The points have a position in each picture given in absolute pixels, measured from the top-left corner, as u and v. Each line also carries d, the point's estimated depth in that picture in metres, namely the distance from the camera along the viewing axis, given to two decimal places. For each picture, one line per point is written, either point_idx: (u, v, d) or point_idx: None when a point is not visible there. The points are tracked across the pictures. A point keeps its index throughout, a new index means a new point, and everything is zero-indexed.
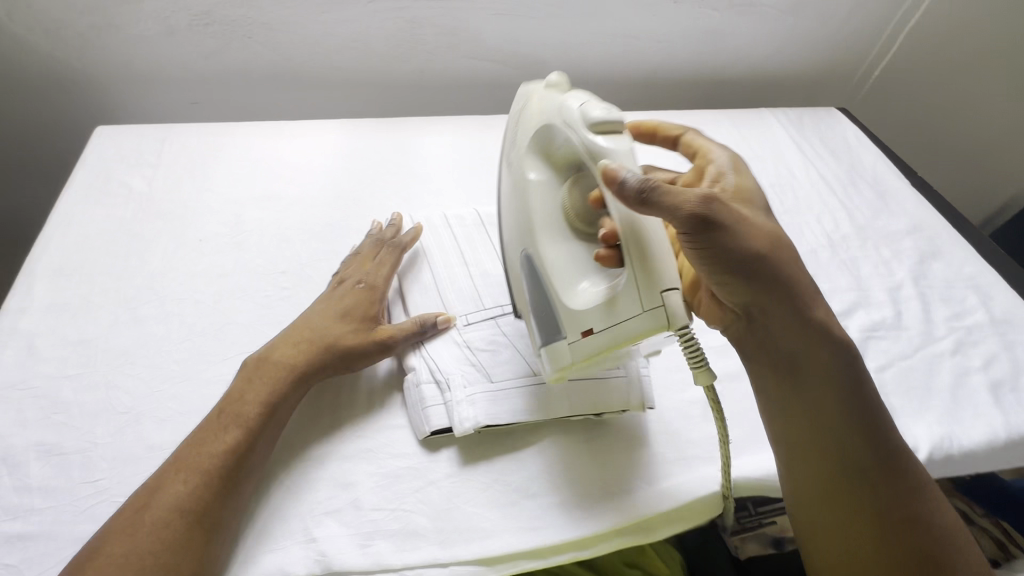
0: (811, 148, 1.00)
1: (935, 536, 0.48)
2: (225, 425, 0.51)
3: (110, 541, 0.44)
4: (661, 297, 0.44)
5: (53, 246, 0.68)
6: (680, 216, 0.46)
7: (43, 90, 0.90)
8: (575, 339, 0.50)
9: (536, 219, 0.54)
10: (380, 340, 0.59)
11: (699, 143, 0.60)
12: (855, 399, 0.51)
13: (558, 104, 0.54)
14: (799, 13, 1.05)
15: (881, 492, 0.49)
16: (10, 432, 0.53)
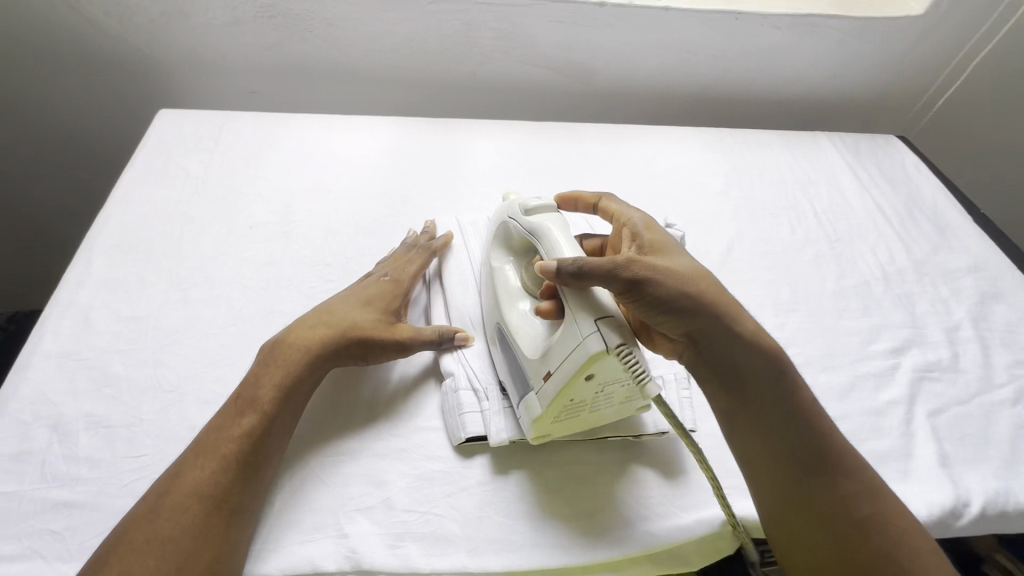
0: (868, 175, 0.97)
1: (893, 539, 0.44)
2: (241, 410, 0.50)
3: (134, 525, 0.43)
4: (593, 324, 0.47)
5: (112, 223, 0.70)
6: (610, 277, 0.48)
7: (111, 72, 0.93)
8: (539, 385, 0.51)
9: (501, 296, 0.59)
10: (399, 338, 0.58)
11: (612, 210, 0.60)
12: (807, 429, 0.49)
13: (503, 208, 0.63)
14: (864, 36, 1.02)
15: (853, 530, 0.45)
16: (63, 400, 0.54)
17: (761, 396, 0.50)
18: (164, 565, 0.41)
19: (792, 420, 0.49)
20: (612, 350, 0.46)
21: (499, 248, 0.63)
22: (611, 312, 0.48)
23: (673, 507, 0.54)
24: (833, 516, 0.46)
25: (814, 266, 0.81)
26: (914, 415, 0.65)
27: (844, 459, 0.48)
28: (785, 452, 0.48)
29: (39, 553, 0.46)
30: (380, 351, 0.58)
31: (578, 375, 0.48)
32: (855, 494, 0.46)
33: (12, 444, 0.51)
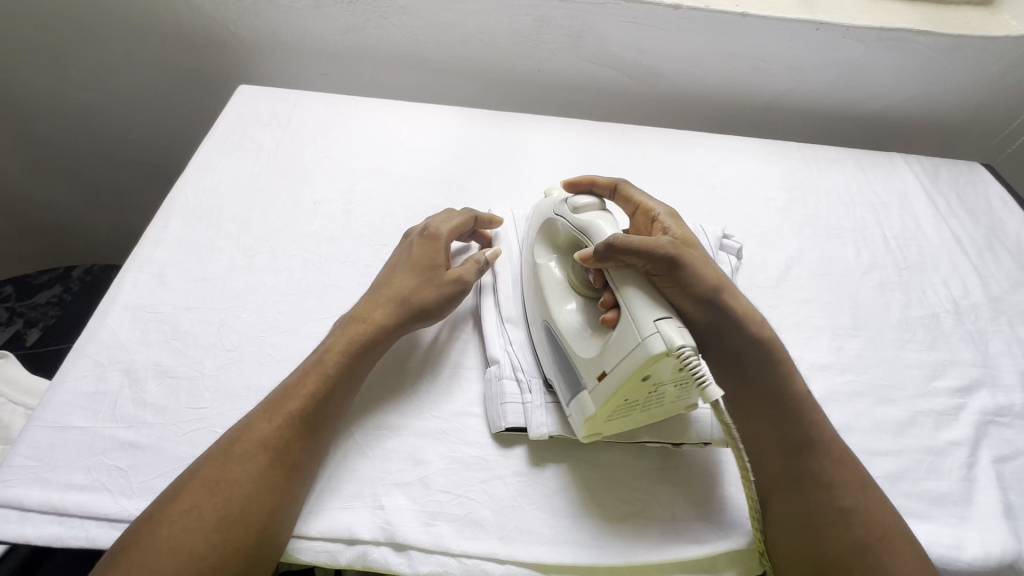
0: (946, 202, 0.91)
1: (874, 532, 0.48)
2: (307, 371, 0.53)
3: (207, 465, 0.46)
4: (654, 326, 0.47)
5: (190, 188, 0.74)
6: (654, 259, 0.52)
7: (198, 47, 0.98)
8: (594, 385, 0.51)
9: (548, 295, 0.59)
10: (456, 279, 0.62)
11: (637, 199, 0.64)
12: (800, 425, 0.53)
13: (549, 205, 0.63)
14: (956, 55, 0.96)
15: (833, 515, 0.49)
16: (135, 348, 0.58)
17: (759, 389, 0.55)
18: (228, 507, 0.44)
19: (787, 412, 0.54)
20: (674, 351, 0.46)
21: (542, 245, 0.63)
22: (667, 313, 0.49)
23: (705, 520, 0.53)
24: (817, 501, 0.50)
25: (878, 292, 0.78)
26: (977, 460, 0.61)
27: (832, 451, 0.53)
28: (777, 439, 0.54)
29: (105, 487, 0.49)
30: (443, 300, 0.61)
31: (636, 375, 0.47)
32: (838, 484, 0.51)
33: (89, 384, 0.55)
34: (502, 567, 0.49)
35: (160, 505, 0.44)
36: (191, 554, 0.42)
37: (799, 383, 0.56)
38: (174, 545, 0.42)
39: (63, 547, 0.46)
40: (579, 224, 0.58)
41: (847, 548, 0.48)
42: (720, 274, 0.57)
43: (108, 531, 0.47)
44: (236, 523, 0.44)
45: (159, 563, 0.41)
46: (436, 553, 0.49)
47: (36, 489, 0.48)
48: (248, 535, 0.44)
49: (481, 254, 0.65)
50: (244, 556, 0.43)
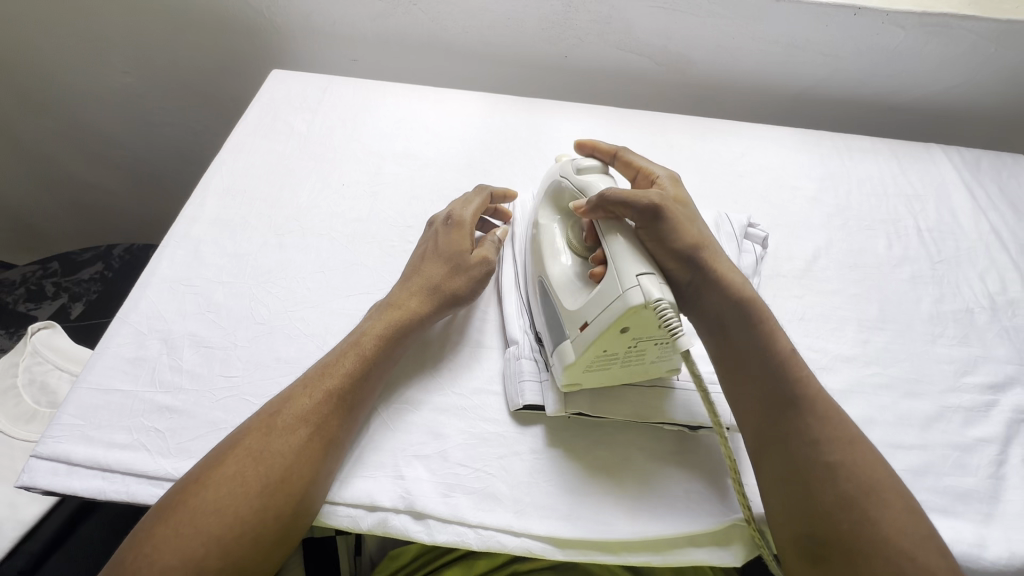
0: (986, 195, 0.88)
1: (862, 485, 0.47)
2: (346, 352, 0.55)
3: (249, 435, 0.48)
4: (635, 280, 0.48)
5: (225, 168, 0.77)
6: (639, 208, 0.54)
7: (233, 33, 1.01)
8: (575, 334, 0.52)
9: (543, 253, 0.60)
10: (484, 261, 0.64)
11: (638, 163, 0.64)
12: (782, 381, 0.53)
13: (553, 169, 0.64)
14: (1004, 42, 0.92)
15: (819, 469, 0.48)
16: (173, 318, 0.61)
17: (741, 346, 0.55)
18: (270, 476, 0.46)
19: (770, 370, 0.53)
20: (652, 304, 0.47)
21: (545, 207, 0.64)
22: (650, 269, 0.50)
23: (716, 499, 0.54)
24: (805, 455, 0.49)
25: (910, 285, 0.76)
26: (1008, 458, 0.59)
27: (820, 407, 0.51)
28: (760, 395, 0.53)
29: (144, 446, 0.52)
30: (473, 284, 0.63)
31: (614, 326, 0.48)
32: (826, 439, 0.50)
33: (130, 350, 0.58)
34: (517, 540, 0.50)
35: (206, 468, 0.47)
36: (235, 516, 0.44)
37: (782, 342, 0.55)
38: (220, 507, 0.44)
39: (105, 499, 0.50)
40: (576, 182, 0.59)
41: (836, 503, 0.46)
42: (701, 233, 0.58)
43: (145, 487, 0.50)
44: (277, 491, 0.46)
45: (205, 523, 0.43)
46: (453, 523, 0.51)
47: (82, 446, 0.52)
48: (286, 504, 0.46)
49: (495, 234, 0.67)
50: (282, 524, 0.46)
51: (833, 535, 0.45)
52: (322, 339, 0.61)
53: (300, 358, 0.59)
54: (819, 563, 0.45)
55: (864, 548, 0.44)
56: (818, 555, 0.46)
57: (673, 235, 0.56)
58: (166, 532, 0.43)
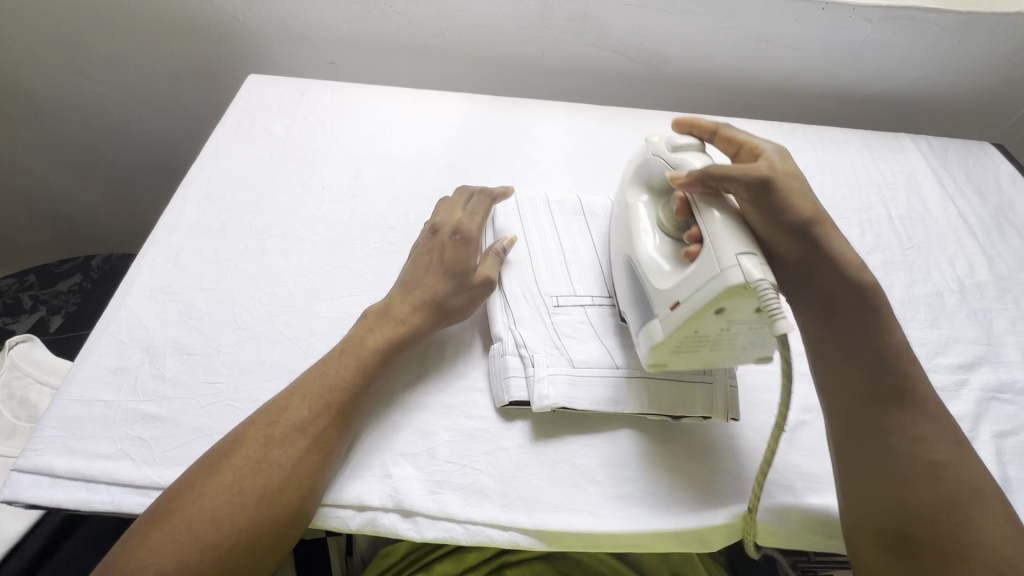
0: (953, 182, 0.91)
1: (960, 487, 0.45)
2: (345, 361, 0.54)
3: (246, 445, 0.48)
4: (735, 259, 0.47)
5: (203, 174, 0.76)
6: (744, 182, 0.54)
7: (209, 38, 1.00)
8: (665, 313, 0.52)
9: (637, 232, 0.60)
10: (485, 278, 0.63)
11: (741, 137, 0.62)
12: (892, 368, 0.51)
13: (642, 150, 0.64)
14: (965, 34, 0.95)
15: (920, 467, 0.46)
16: (154, 327, 0.61)
17: (857, 326, 0.53)
18: (267, 487, 0.46)
19: (882, 352, 0.51)
20: (752, 284, 0.46)
21: (635, 187, 0.64)
22: (750, 248, 0.49)
23: (713, 497, 0.55)
24: (904, 451, 0.47)
25: (882, 271, 0.78)
26: (978, 434, 0.61)
27: (926, 403, 0.49)
28: (859, 379, 0.51)
29: (129, 456, 0.52)
30: (472, 301, 0.62)
31: (711, 307, 0.48)
32: (928, 437, 0.48)
33: (111, 360, 0.58)
34: (506, 533, 0.51)
35: (200, 475, 0.46)
36: (231, 525, 0.44)
37: (893, 325, 0.53)
38: (216, 516, 0.44)
39: (90, 510, 0.49)
40: (671, 159, 0.59)
41: (934, 502, 0.45)
42: (815, 208, 0.57)
43: (131, 496, 0.50)
44: (275, 501, 0.46)
45: (202, 530, 0.43)
46: (442, 520, 0.51)
47: (65, 458, 0.51)
48: (283, 514, 0.46)
49: (498, 247, 0.66)
50: (278, 532, 0.46)
51: (927, 534, 0.44)
52: (306, 343, 0.61)
53: (286, 362, 0.59)
54: (906, 559, 0.44)
55: (963, 553, 0.42)
56: (908, 552, 0.44)
57: (781, 211, 0.55)
58: (160, 537, 0.43)
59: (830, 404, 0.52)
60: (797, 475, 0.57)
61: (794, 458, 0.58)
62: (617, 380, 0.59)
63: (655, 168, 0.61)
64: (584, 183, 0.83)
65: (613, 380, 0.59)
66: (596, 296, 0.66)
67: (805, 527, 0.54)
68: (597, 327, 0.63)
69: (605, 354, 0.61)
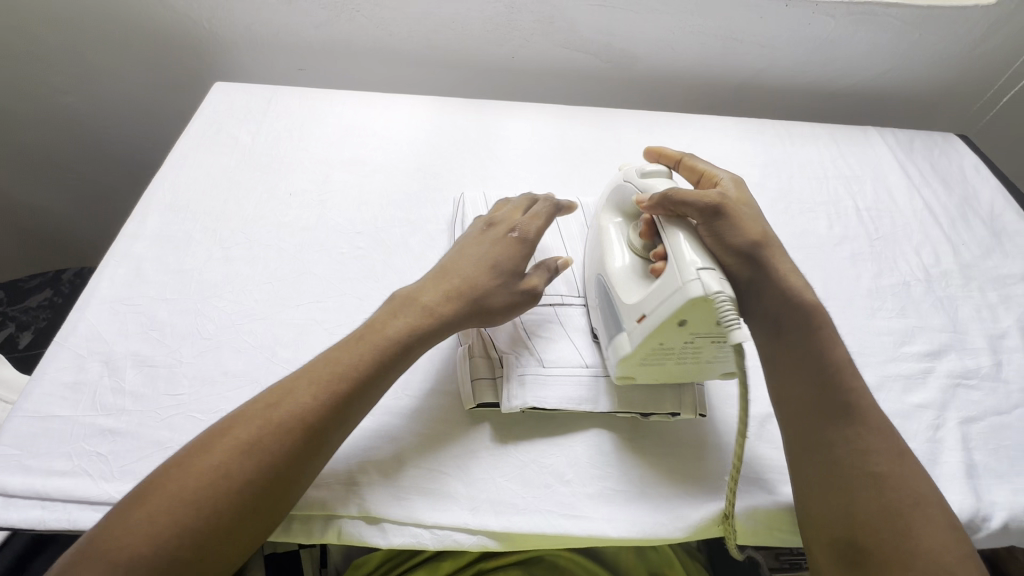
0: (919, 172, 0.92)
1: (904, 497, 0.46)
2: (362, 348, 0.51)
3: (246, 425, 0.45)
4: (695, 273, 0.48)
5: (167, 184, 0.75)
6: (699, 207, 0.54)
7: (174, 45, 0.99)
8: (633, 326, 0.53)
9: (606, 251, 0.60)
10: (529, 290, 0.58)
11: (702, 167, 0.63)
12: (838, 388, 0.52)
13: (616, 176, 0.65)
14: (926, 27, 0.96)
15: (865, 478, 0.48)
16: (114, 339, 0.59)
17: (805, 350, 0.54)
18: (258, 474, 0.44)
19: (828, 373, 0.53)
20: (711, 296, 0.47)
21: (608, 210, 0.64)
22: (712, 263, 0.49)
23: (688, 493, 0.55)
24: (848, 463, 0.48)
25: (850, 263, 0.78)
26: (944, 421, 0.62)
27: (870, 419, 0.51)
28: (808, 395, 0.52)
29: (85, 472, 0.51)
30: (509, 311, 0.58)
31: (674, 319, 0.49)
32: (873, 449, 0.49)
33: (69, 374, 0.56)
34: (474, 537, 0.51)
35: (195, 450, 0.44)
36: (214, 510, 0.41)
37: (839, 348, 0.54)
38: (201, 496, 0.42)
39: (46, 529, 0.48)
40: (640, 182, 0.59)
41: (879, 513, 0.46)
42: (764, 232, 0.57)
43: (88, 513, 0.49)
44: (260, 490, 0.43)
45: (182, 511, 0.41)
46: (409, 525, 0.51)
47: (19, 476, 0.50)
48: (264, 503, 0.44)
49: (552, 264, 0.61)
50: (256, 522, 0.43)
51: (871, 543, 0.45)
52: (271, 351, 0.60)
53: (250, 371, 0.58)
54: (852, 568, 0.45)
55: (904, 562, 0.44)
56: (855, 562, 0.45)
57: (733, 233, 0.55)
58: (139, 514, 0.40)
59: (784, 417, 0.54)
60: (766, 469, 0.57)
61: (762, 450, 0.58)
62: (587, 380, 0.58)
63: (627, 192, 0.62)
64: (554, 183, 0.83)
65: (583, 379, 0.58)
66: (567, 296, 0.66)
67: (774, 525, 0.54)
68: (567, 327, 0.63)
69: (574, 353, 0.60)
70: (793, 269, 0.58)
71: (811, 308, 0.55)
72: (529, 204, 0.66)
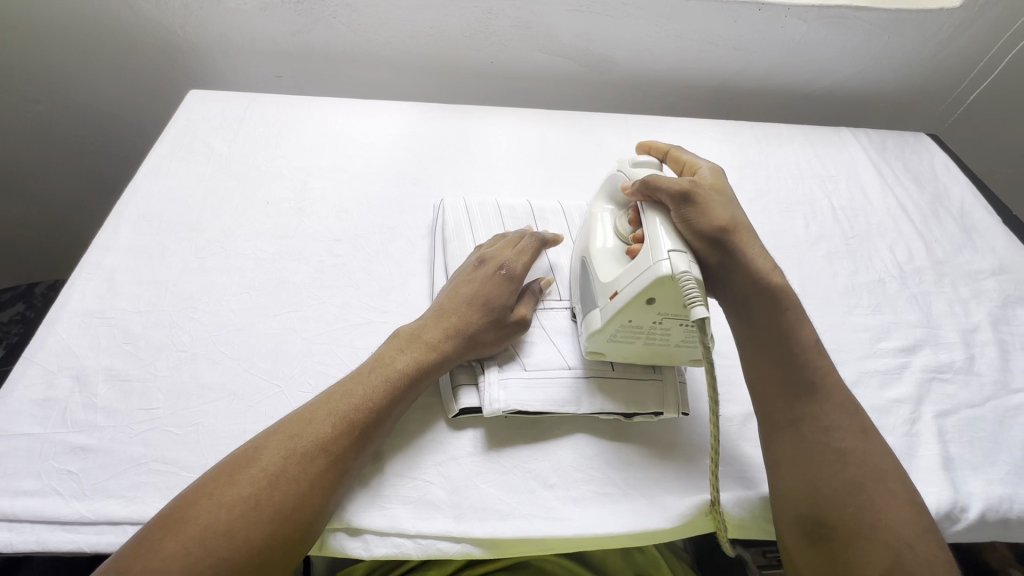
0: (891, 171, 0.94)
1: (867, 473, 0.48)
2: (375, 379, 0.52)
3: (268, 455, 0.45)
4: (666, 254, 0.49)
5: (140, 193, 0.73)
6: (671, 192, 0.54)
7: (147, 53, 0.97)
8: (605, 303, 0.54)
9: (591, 235, 0.61)
10: (522, 319, 0.60)
11: (685, 158, 0.63)
12: (802, 370, 0.53)
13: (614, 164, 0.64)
14: (896, 30, 0.98)
15: (830, 455, 0.49)
16: (85, 354, 0.58)
17: (774, 332, 0.54)
18: (285, 503, 0.44)
19: (793, 356, 0.53)
20: (677, 276, 0.48)
21: (602, 198, 0.64)
22: (683, 246, 0.50)
23: (671, 492, 0.55)
24: (814, 439, 0.50)
25: (827, 261, 0.80)
26: (920, 415, 0.63)
27: (837, 398, 0.52)
28: (776, 375, 0.53)
29: (55, 491, 0.49)
30: (506, 341, 0.59)
31: (642, 297, 0.50)
32: (837, 426, 0.51)
33: (38, 391, 0.55)
34: (457, 545, 0.50)
35: (216, 480, 0.44)
36: (245, 540, 0.41)
37: (806, 328, 0.55)
38: (232, 528, 0.41)
39: (13, 551, 0.46)
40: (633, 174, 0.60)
41: (843, 487, 0.47)
42: (733, 216, 0.55)
43: (59, 533, 0.48)
44: (288, 518, 0.43)
45: (214, 541, 0.40)
46: (392, 535, 0.50)
47: None
48: (295, 531, 0.44)
49: (537, 288, 0.64)
50: (284, 551, 0.43)
51: (837, 519, 0.46)
52: (249, 362, 0.59)
53: (227, 383, 0.57)
54: (818, 542, 0.46)
55: (867, 537, 0.45)
56: (820, 536, 0.46)
57: (706, 218, 0.53)
58: (172, 545, 0.40)
59: (754, 397, 0.55)
60: (748, 466, 0.57)
61: (743, 449, 0.58)
62: (571, 382, 0.58)
63: (620, 180, 0.62)
64: (535, 187, 0.83)
65: (566, 382, 0.58)
66: (549, 300, 0.66)
67: (758, 524, 0.54)
68: (550, 331, 0.63)
69: (557, 355, 0.60)
70: (767, 254, 0.56)
71: (779, 292, 0.54)
72: (513, 236, 0.67)
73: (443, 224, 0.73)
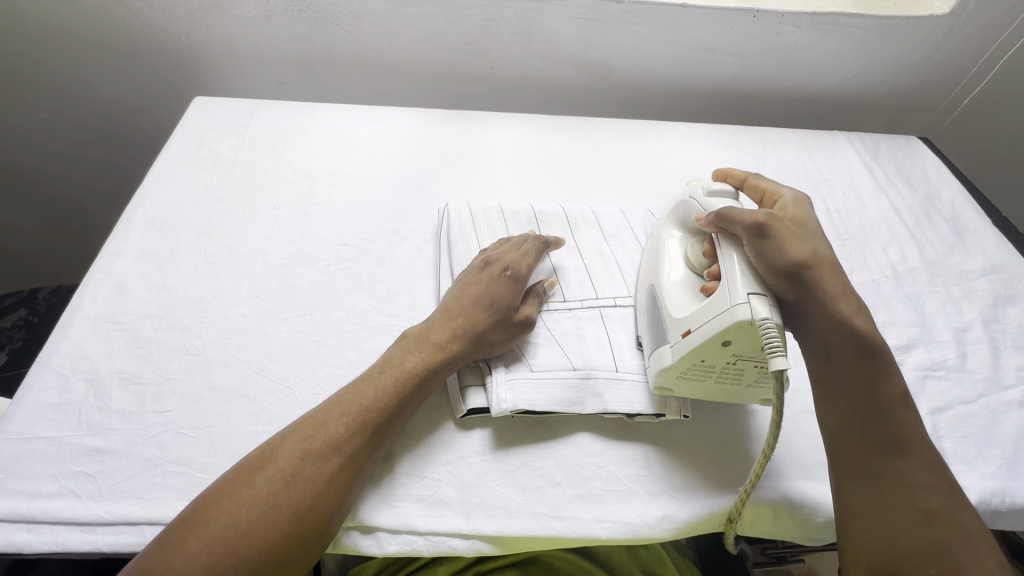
0: (884, 174, 0.96)
1: (952, 534, 0.47)
2: (385, 380, 0.53)
3: (284, 457, 0.47)
4: (745, 296, 0.50)
5: (148, 199, 0.74)
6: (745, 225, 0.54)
7: (152, 60, 0.98)
8: (676, 340, 0.55)
9: (662, 263, 0.62)
10: (527, 318, 0.61)
11: (765, 185, 0.64)
12: (890, 419, 0.51)
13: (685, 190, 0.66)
14: (888, 36, 1.01)
15: (916, 516, 0.48)
16: (98, 358, 0.59)
17: (859, 375, 0.53)
18: (302, 503, 0.45)
19: (880, 404, 0.52)
20: (758, 322, 0.49)
21: (671, 224, 0.66)
22: (761, 289, 0.51)
23: (674, 489, 0.56)
24: (899, 495, 0.49)
25: None
26: None
27: (925, 455, 0.51)
28: (860, 421, 0.52)
29: (73, 492, 0.50)
30: (513, 339, 0.60)
31: (719, 339, 0.51)
32: (924, 486, 0.49)
33: (52, 395, 0.56)
34: (467, 542, 0.52)
35: (233, 480, 0.45)
36: (264, 539, 0.42)
37: (891, 372, 0.53)
38: (251, 528, 0.42)
39: (33, 552, 0.47)
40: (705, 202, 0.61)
41: (926, 548, 0.47)
42: (811, 249, 0.55)
43: (76, 534, 0.48)
44: (304, 518, 0.45)
45: (235, 541, 0.41)
46: (403, 532, 0.51)
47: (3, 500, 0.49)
48: (313, 529, 0.45)
49: (541, 288, 0.66)
50: (304, 551, 0.44)
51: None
52: (259, 365, 0.60)
53: (239, 385, 0.58)
54: None
55: None
56: None
57: (781, 254, 0.53)
58: (195, 545, 0.41)
59: (831, 444, 0.53)
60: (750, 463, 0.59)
61: (744, 446, 0.60)
62: (577, 384, 0.59)
63: (692, 208, 0.63)
64: (537, 191, 0.84)
65: (571, 384, 0.59)
66: (553, 302, 0.67)
67: (757, 518, 0.56)
68: (555, 333, 0.64)
69: (562, 357, 0.62)
70: (851, 294, 0.55)
71: (865, 335, 0.53)
72: (515, 238, 0.69)
73: (447, 228, 0.74)
